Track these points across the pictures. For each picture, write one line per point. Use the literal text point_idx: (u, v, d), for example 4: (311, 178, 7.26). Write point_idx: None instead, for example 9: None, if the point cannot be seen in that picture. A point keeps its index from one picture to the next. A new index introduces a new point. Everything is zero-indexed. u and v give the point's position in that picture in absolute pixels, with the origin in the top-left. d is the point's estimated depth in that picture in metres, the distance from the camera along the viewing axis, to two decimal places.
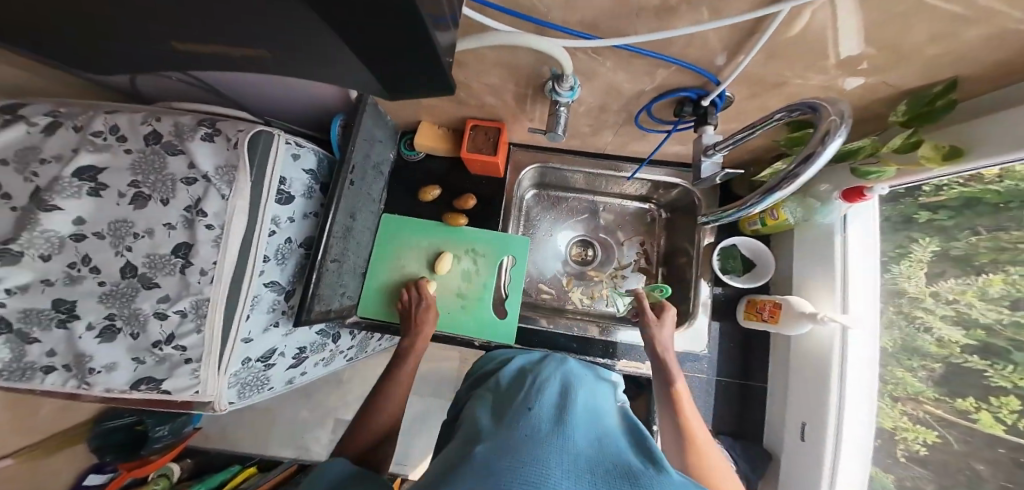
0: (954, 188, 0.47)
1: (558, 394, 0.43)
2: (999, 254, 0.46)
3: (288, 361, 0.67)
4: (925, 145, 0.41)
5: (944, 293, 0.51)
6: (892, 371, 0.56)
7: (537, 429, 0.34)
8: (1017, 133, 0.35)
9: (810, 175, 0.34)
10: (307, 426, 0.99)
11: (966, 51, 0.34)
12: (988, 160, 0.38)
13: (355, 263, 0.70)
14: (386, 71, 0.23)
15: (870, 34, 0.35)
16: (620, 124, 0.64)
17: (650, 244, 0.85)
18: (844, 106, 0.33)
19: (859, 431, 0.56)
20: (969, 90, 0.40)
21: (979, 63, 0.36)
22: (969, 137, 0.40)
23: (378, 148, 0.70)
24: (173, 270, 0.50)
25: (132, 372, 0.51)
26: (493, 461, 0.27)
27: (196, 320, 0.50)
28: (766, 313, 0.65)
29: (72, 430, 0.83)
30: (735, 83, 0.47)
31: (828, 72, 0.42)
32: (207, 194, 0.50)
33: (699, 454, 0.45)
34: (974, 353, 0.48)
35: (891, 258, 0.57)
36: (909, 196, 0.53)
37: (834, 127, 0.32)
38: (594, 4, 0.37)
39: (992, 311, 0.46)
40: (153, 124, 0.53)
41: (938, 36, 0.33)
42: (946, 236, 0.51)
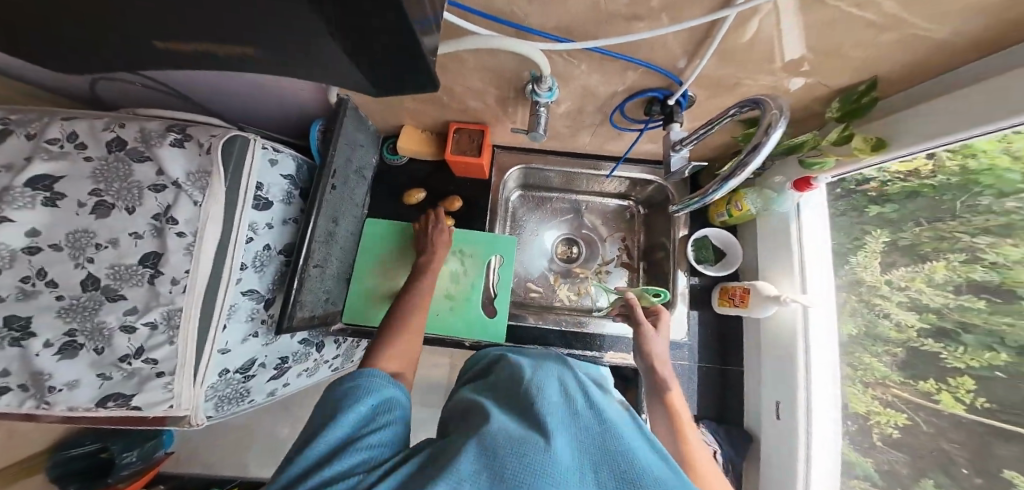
0: (896, 183, 0.53)
1: (560, 387, 0.45)
2: (940, 243, 0.49)
3: (269, 372, 0.65)
4: (856, 138, 0.47)
5: (896, 281, 0.54)
6: (859, 358, 0.58)
7: (542, 422, 0.36)
8: (936, 126, 0.40)
9: (757, 163, 0.38)
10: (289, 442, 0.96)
11: (886, 53, 0.39)
12: (907, 150, 0.44)
13: (340, 268, 0.69)
14: (374, 70, 0.24)
15: (803, 39, 0.39)
16: (596, 125, 0.68)
17: (630, 239, 0.89)
18: (783, 101, 0.38)
19: (826, 406, 0.59)
20: (888, 89, 0.46)
21: (896, 64, 0.41)
22: (892, 130, 0.45)
23: (360, 153, 0.70)
24: (141, 280, 0.48)
25: (98, 388, 0.49)
26: (494, 458, 0.30)
27: (168, 331, 0.48)
28: (737, 299, 0.69)
29: (31, 459, 0.77)
30: (695, 84, 0.52)
31: (775, 74, 0.46)
32: (177, 200, 0.49)
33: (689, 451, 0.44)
34: (929, 337, 0.50)
35: (848, 251, 0.60)
36: (858, 189, 0.58)
37: (775, 119, 0.36)
38: (564, 9, 0.40)
39: (939, 295, 0.49)
40: (116, 131, 0.52)
41: (856, 41, 0.38)
42: (894, 228, 0.55)
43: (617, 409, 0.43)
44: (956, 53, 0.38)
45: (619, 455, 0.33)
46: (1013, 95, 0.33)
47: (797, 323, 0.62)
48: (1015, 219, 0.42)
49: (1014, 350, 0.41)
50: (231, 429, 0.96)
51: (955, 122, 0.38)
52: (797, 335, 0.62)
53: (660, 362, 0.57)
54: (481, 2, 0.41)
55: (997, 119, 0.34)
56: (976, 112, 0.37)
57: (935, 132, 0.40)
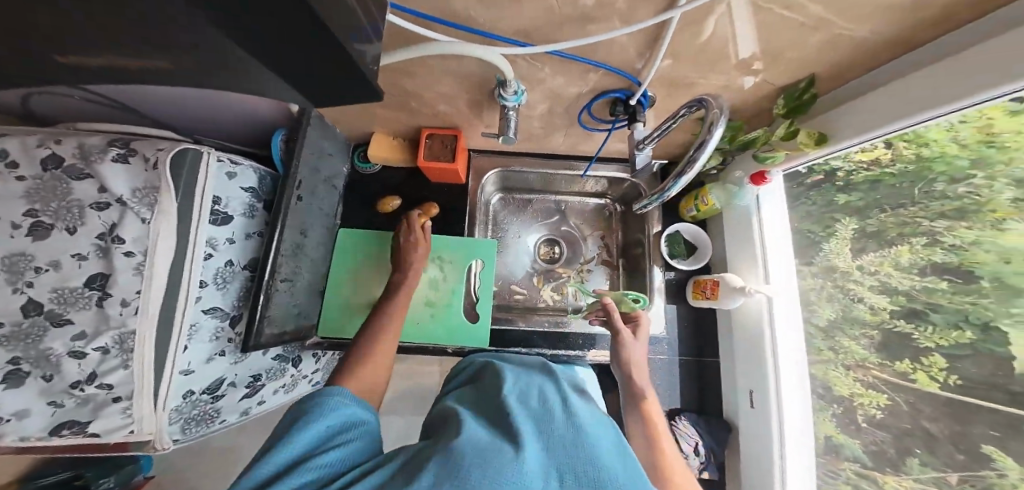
0: (861, 172, 0.54)
1: (537, 395, 0.45)
2: (903, 227, 0.51)
3: (241, 391, 0.63)
4: (802, 133, 0.49)
5: (867, 266, 0.55)
6: (840, 342, 0.58)
7: (515, 430, 0.36)
8: (870, 120, 0.44)
9: (703, 159, 0.41)
10: None
11: (818, 52, 0.42)
12: (846, 142, 0.48)
13: (312, 281, 0.67)
14: (303, 81, 0.24)
15: (744, 40, 0.42)
16: (567, 126, 0.68)
17: (610, 237, 0.89)
18: (724, 100, 0.41)
19: (795, 391, 0.62)
20: (828, 86, 0.49)
21: (832, 63, 0.44)
22: (834, 126, 0.49)
23: (328, 162, 0.69)
24: (89, 303, 0.45)
25: (50, 416, 0.46)
26: (459, 461, 0.30)
27: (122, 355, 0.46)
28: (707, 291, 0.70)
29: None
30: (654, 83, 0.53)
31: (727, 73, 0.48)
32: (123, 219, 0.47)
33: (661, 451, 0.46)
34: (901, 318, 0.50)
35: (820, 238, 0.62)
36: (829, 183, 0.59)
37: (716, 118, 0.39)
38: (519, 13, 0.41)
39: (906, 278, 0.50)
40: (51, 148, 0.48)
41: (790, 41, 0.41)
42: (861, 216, 0.56)
43: (594, 410, 0.44)
44: (884, 50, 0.41)
45: (591, 460, 0.33)
46: (941, 88, 0.36)
47: (762, 312, 0.64)
48: (967, 203, 0.44)
49: (978, 327, 0.43)
50: (205, 454, 0.92)
51: (894, 113, 0.41)
52: (763, 323, 0.64)
53: (637, 370, 0.59)
54: (436, 9, 0.41)
55: (929, 109, 0.38)
56: (910, 103, 0.39)
57: (876, 124, 0.43)
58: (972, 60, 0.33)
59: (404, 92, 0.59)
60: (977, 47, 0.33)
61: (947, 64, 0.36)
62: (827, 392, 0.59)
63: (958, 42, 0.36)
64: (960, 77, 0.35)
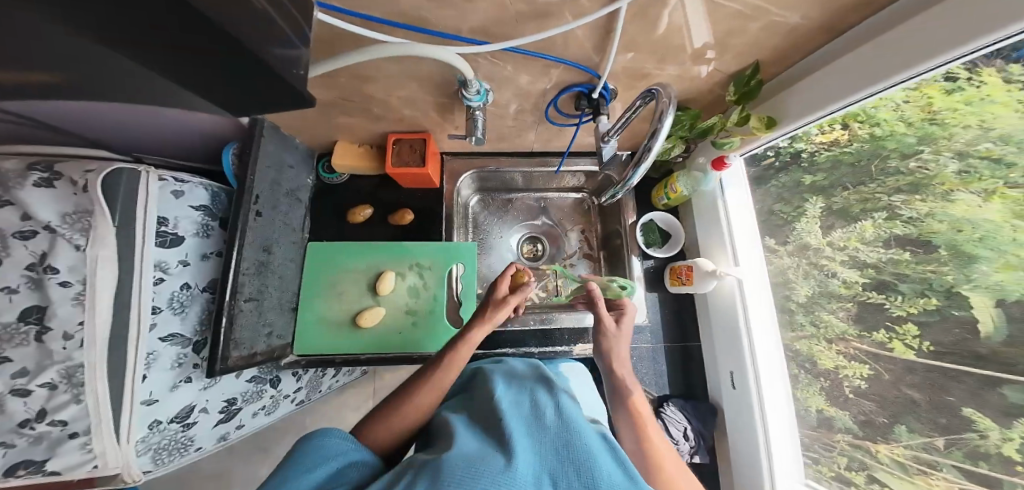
0: (823, 153, 0.56)
1: (531, 405, 0.47)
2: (865, 204, 0.52)
3: (215, 417, 0.60)
4: (753, 118, 0.52)
5: (836, 242, 0.55)
6: (820, 316, 0.58)
7: (510, 439, 0.38)
8: (815, 100, 0.46)
9: (658, 147, 0.42)
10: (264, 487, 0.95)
11: (758, 39, 0.44)
12: (796, 123, 0.50)
13: (282, 299, 0.64)
14: (210, 86, 0.21)
15: (692, 30, 0.43)
16: (537, 124, 0.68)
17: (589, 230, 0.89)
18: (672, 88, 0.42)
19: (771, 367, 0.64)
20: (773, 71, 0.51)
21: (774, 49, 0.46)
22: (782, 108, 0.51)
23: (289, 174, 0.67)
24: (27, 339, 0.43)
25: (1, 459, 0.42)
26: (458, 471, 0.32)
27: (72, 389, 0.43)
28: (683, 277, 0.71)
29: None
30: (614, 77, 0.54)
31: (682, 63, 0.50)
32: (54, 246, 0.45)
33: (653, 448, 0.46)
34: (870, 288, 0.51)
35: (791, 219, 0.63)
36: (795, 164, 0.61)
37: (665, 107, 0.40)
38: (469, 11, 0.40)
39: (873, 252, 0.50)
40: None
41: (733, 31, 0.43)
42: (826, 194, 0.57)
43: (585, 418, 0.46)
44: (821, 34, 0.43)
45: (587, 474, 0.35)
46: (872, 64, 0.39)
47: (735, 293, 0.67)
48: (919, 177, 0.45)
49: (942, 295, 0.43)
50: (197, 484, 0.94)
51: (830, 93, 0.44)
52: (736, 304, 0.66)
53: (619, 363, 0.59)
54: (386, 12, 0.40)
55: (867, 86, 0.40)
56: (847, 83, 0.42)
57: (820, 103, 0.46)
58: (899, 40, 0.36)
59: (365, 97, 0.57)
60: (903, 24, 0.36)
61: (874, 45, 0.38)
62: (813, 366, 0.59)
63: (875, 25, 0.39)
64: (888, 56, 0.37)
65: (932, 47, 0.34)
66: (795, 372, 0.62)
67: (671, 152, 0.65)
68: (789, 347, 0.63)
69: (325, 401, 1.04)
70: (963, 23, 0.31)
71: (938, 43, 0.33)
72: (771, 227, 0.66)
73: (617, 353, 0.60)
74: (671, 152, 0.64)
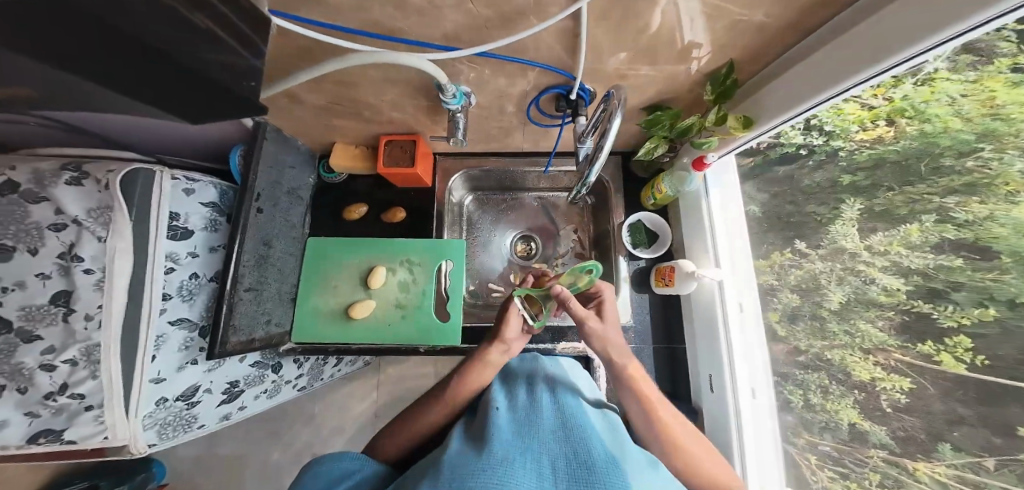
0: (865, 152, 0.49)
1: (527, 402, 0.52)
2: (916, 204, 0.43)
3: (218, 397, 0.65)
4: (731, 118, 0.53)
5: (876, 246, 0.48)
6: (856, 324, 0.49)
7: (506, 437, 0.43)
8: (784, 99, 0.48)
9: (609, 145, 0.48)
10: (281, 467, 1.05)
11: (728, 37, 0.45)
12: (771, 123, 0.51)
13: (281, 290, 0.69)
14: (180, 95, 0.26)
15: (656, 30, 0.44)
16: (523, 124, 0.69)
17: (582, 230, 0.89)
18: (625, 89, 0.45)
19: (753, 373, 0.65)
20: (750, 68, 0.52)
21: (739, 45, 0.47)
22: (758, 108, 0.53)
23: (290, 174, 0.71)
24: (55, 319, 0.50)
25: (28, 426, 0.49)
26: (464, 467, 0.37)
27: (90, 366, 0.49)
28: (665, 279, 0.72)
29: None
30: (590, 78, 0.56)
31: (651, 63, 0.51)
32: (80, 238, 0.51)
33: (663, 424, 0.54)
34: (918, 297, 0.43)
35: (826, 221, 0.55)
36: (832, 162, 0.53)
37: (614, 108, 0.44)
38: (439, 19, 0.43)
39: (918, 257, 0.43)
40: (6, 173, 0.52)
41: (698, 29, 0.44)
42: (867, 195, 0.49)
43: (575, 407, 0.52)
44: (788, 29, 0.43)
45: (583, 457, 0.41)
46: (844, 58, 0.38)
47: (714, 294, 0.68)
48: (979, 177, 0.37)
49: (1004, 304, 0.35)
50: (220, 461, 1.06)
51: (807, 88, 0.44)
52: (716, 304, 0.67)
53: (616, 350, 0.61)
54: (366, 25, 0.44)
55: (836, 82, 0.40)
56: (820, 80, 0.42)
57: (800, 97, 0.45)
58: (866, 33, 0.35)
59: (356, 102, 0.61)
60: (873, 16, 0.35)
61: (843, 40, 0.38)
62: (847, 378, 0.51)
63: (858, 13, 0.37)
64: (857, 51, 0.37)
65: (887, 44, 0.33)
66: (826, 383, 0.54)
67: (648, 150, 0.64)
68: (821, 357, 0.55)
69: (332, 390, 1.10)
70: (915, 24, 0.31)
71: (891, 41, 0.33)
72: (806, 229, 0.58)
73: (611, 341, 0.62)
74: (654, 152, 0.65)
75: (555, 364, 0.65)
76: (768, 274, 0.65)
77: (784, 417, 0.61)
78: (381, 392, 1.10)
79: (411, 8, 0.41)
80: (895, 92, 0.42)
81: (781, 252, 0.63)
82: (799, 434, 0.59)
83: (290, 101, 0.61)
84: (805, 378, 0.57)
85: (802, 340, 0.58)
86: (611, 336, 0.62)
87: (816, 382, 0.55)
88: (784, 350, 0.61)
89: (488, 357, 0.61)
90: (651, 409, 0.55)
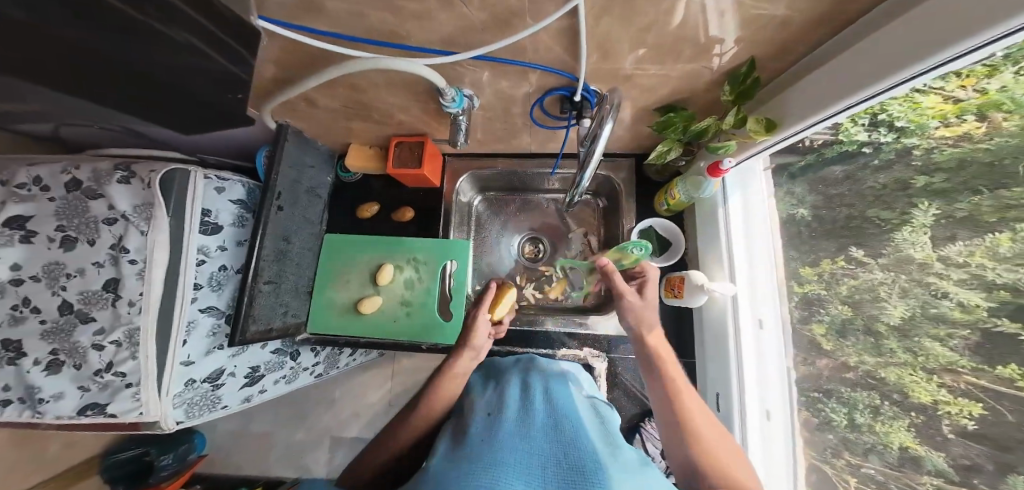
0: (945, 149, 0.40)
1: (519, 404, 0.53)
2: (1007, 212, 0.35)
3: (241, 381, 0.71)
4: (751, 121, 0.50)
5: (953, 257, 0.39)
6: (920, 343, 0.42)
7: (496, 441, 0.42)
8: (812, 99, 0.43)
9: (599, 149, 0.48)
10: (305, 448, 1.13)
11: (749, 33, 0.42)
12: (793, 128, 0.47)
13: (298, 283, 0.74)
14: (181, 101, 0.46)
15: (661, 27, 0.42)
16: (529, 125, 0.68)
17: (593, 234, 0.86)
18: (619, 92, 0.43)
19: (769, 394, 0.62)
20: (773, 64, 0.48)
21: (757, 40, 0.43)
22: (782, 110, 0.49)
23: (310, 174, 0.75)
24: (106, 303, 0.57)
25: (79, 398, 0.56)
26: (450, 473, 0.36)
27: (130, 348, 0.56)
28: (674, 290, 0.69)
29: (81, 467, 1.00)
30: (594, 78, 0.54)
31: (659, 62, 0.49)
32: (127, 231, 0.57)
33: (688, 418, 0.49)
34: (1004, 316, 0.34)
35: (891, 227, 0.46)
36: (901, 162, 0.45)
37: (605, 114, 0.44)
38: (433, 24, 0.44)
39: (1010, 271, 0.34)
40: (72, 173, 0.60)
41: (710, 26, 0.41)
42: (947, 198, 0.40)
43: (568, 410, 0.52)
44: (817, 20, 0.39)
45: (573, 456, 0.41)
46: (894, 50, 0.33)
47: (726, 307, 0.65)
48: None
49: None
50: (252, 438, 1.16)
51: (850, 82, 0.38)
52: (726, 319, 0.64)
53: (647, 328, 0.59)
54: (369, 32, 0.46)
55: (875, 81, 0.35)
56: (866, 74, 0.36)
57: (837, 93, 0.39)
58: (919, 22, 0.30)
59: (366, 106, 0.63)
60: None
61: (896, 27, 0.33)
62: (904, 399, 0.44)
63: None
64: (905, 43, 0.32)
65: (936, 38, 0.29)
66: (877, 403, 0.47)
67: (659, 153, 0.60)
68: (873, 375, 0.48)
69: (351, 377, 1.16)
70: (969, 12, 0.26)
71: (940, 35, 0.28)
72: (869, 236, 0.49)
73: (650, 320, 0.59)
74: (667, 156, 0.61)
75: (551, 372, 0.64)
76: (814, 282, 0.57)
77: (824, 435, 0.55)
78: (396, 382, 1.14)
79: (405, 12, 0.42)
80: (989, 83, 0.33)
81: (832, 260, 0.55)
82: (839, 455, 0.53)
83: (306, 104, 0.64)
84: (851, 396, 0.51)
85: (852, 355, 0.51)
86: (648, 315, 0.59)
87: (864, 401, 0.49)
88: (829, 366, 0.55)
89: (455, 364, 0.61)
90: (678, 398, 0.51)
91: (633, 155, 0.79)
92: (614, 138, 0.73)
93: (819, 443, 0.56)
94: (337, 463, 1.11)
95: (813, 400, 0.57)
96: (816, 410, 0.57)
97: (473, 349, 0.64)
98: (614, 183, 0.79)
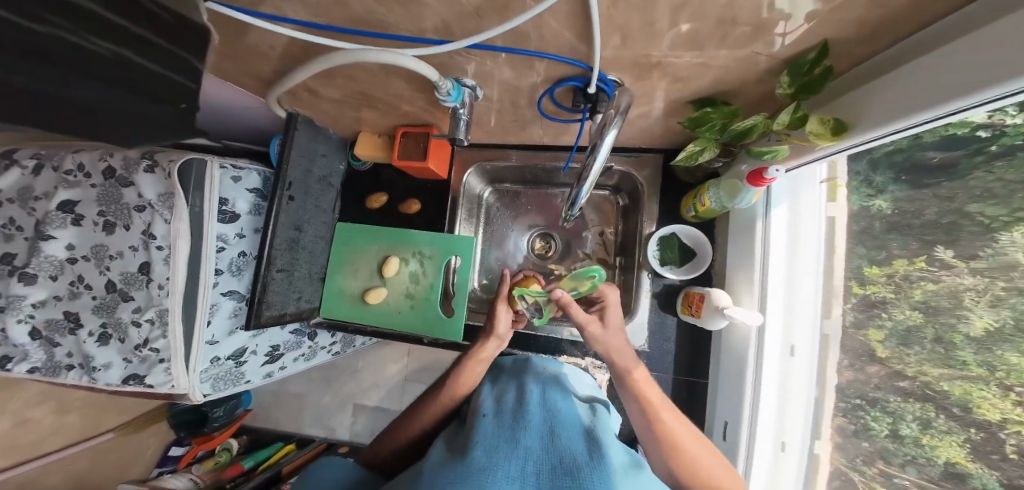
0: None
1: (515, 403, 0.51)
2: None
3: (262, 358, 0.77)
4: (812, 120, 0.40)
5: None
6: (1003, 356, 0.36)
7: (488, 444, 0.41)
8: (906, 99, 0.32)
9: (599, 163, 0.45)
10: (330, 411, 1.24)
11: (824, 10, 0.31)
12: (867, 135, 0.37)
13: (312, 270, 0.76)
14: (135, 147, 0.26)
15: (697, 7, 0.33)
16: (540, 117, 0.61)
17: (609, 232, 0.79)
18: (626, 98, 0.41)
19: (797, 426, 0.54)
20: (850, 47, 0.37)
21: (834, 20, 0.33)
22: (859, 109, 0.37)
23: (322, 162, 0.75)
24: (141, 284, 0.62)
25: (123, 368, 0.64)
26: (436, 476, 0.36)
27: (161, 326, 0.62)
28: (691, 307, 0.62)
29: (149, 413, 1.18)
30: (612, 66, 0.46)
31: (694, 50, 0.40)
32: (154, 219, 0.61)
33: (686, 463, 0.47)
34: None
35: (999, 227, 0.36)
36: None
37: (608, 120, 0.41)
38: (424, 10, 0.38)
39: None
40: (107, 161, 0.63)
41: (765, 3, 0.31)
42: None
43: (567, 416, 0.49)
44: None
45: (568, 462, 0.39)
46: None
47: (750, 338, 0.56)
48: None
49: None
50: (286, 398, 1.29)
51: (965, 76, 0.27)
52: (745, 351, 0.56)
53: (615, 351, 0.56)
54: (356, 18, 0.41)
55: (996, 83, 0.24)
56: (995, 64, 0.24)
57: (941, 93, 0.29)
58: None
59: (367, 96, 0.60)
60: None
61: None
62: (965, 414, 0.40)
63: None
64: None
65: None
66: (930, 414, 0.43)
67: (687, 151, 0.52)
68: (932, 386, 0.43)
69: (368, 352, 1.22)
70: None
71: None
72: (961, 236, 0.40)
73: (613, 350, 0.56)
74: (698, 157, 0.54)
75: (549, 378, 0.59)
76: (880, 284, 0.48)
77: (858, 443, 0.52)
78: (411, 358, 1.19)
79: None
80: None
81: (909, 260, 0.45)
82: (871, 463, 0.50)
83: (310, 93, 0.63)
84: (900, 406, 0.46)
85: (912, 366, 0.45)
86: (615, 343, 0.56)
87: (915, 413, 0.45)
88: (881, 373, 0.48)
89: (479, 353, 0.61)
90: (671, 440, 0.48)
91: (659, 150, 0.70)
92: (639, 131, 0.64)
93: (849, 450, 0.53)
94: (358, 427, 1.21)
95: (852, 406, 0.52)
96: (854, 416, 0.52)
97: (498, 337, 0.62)
98: (637, 182, 0.71)
